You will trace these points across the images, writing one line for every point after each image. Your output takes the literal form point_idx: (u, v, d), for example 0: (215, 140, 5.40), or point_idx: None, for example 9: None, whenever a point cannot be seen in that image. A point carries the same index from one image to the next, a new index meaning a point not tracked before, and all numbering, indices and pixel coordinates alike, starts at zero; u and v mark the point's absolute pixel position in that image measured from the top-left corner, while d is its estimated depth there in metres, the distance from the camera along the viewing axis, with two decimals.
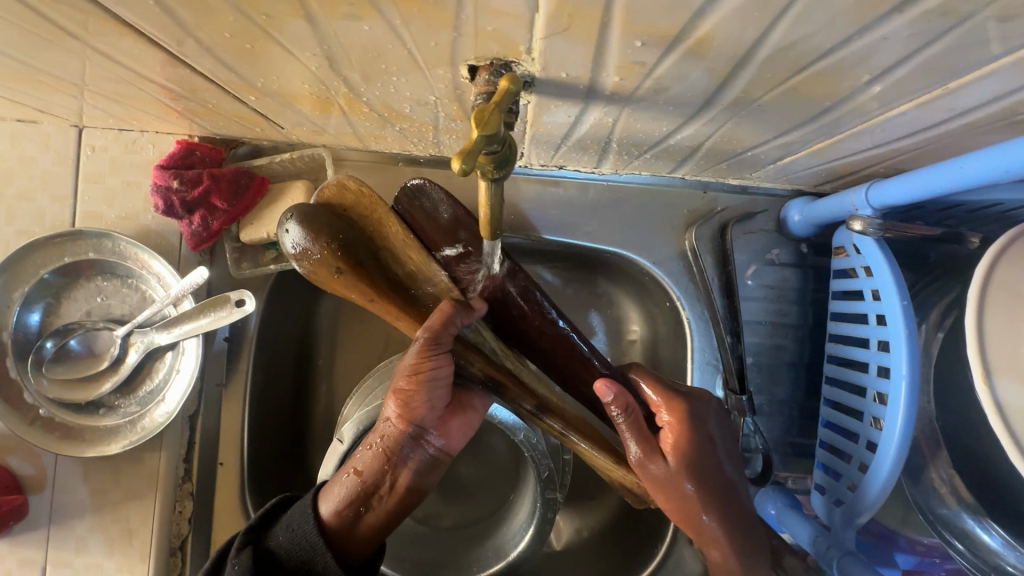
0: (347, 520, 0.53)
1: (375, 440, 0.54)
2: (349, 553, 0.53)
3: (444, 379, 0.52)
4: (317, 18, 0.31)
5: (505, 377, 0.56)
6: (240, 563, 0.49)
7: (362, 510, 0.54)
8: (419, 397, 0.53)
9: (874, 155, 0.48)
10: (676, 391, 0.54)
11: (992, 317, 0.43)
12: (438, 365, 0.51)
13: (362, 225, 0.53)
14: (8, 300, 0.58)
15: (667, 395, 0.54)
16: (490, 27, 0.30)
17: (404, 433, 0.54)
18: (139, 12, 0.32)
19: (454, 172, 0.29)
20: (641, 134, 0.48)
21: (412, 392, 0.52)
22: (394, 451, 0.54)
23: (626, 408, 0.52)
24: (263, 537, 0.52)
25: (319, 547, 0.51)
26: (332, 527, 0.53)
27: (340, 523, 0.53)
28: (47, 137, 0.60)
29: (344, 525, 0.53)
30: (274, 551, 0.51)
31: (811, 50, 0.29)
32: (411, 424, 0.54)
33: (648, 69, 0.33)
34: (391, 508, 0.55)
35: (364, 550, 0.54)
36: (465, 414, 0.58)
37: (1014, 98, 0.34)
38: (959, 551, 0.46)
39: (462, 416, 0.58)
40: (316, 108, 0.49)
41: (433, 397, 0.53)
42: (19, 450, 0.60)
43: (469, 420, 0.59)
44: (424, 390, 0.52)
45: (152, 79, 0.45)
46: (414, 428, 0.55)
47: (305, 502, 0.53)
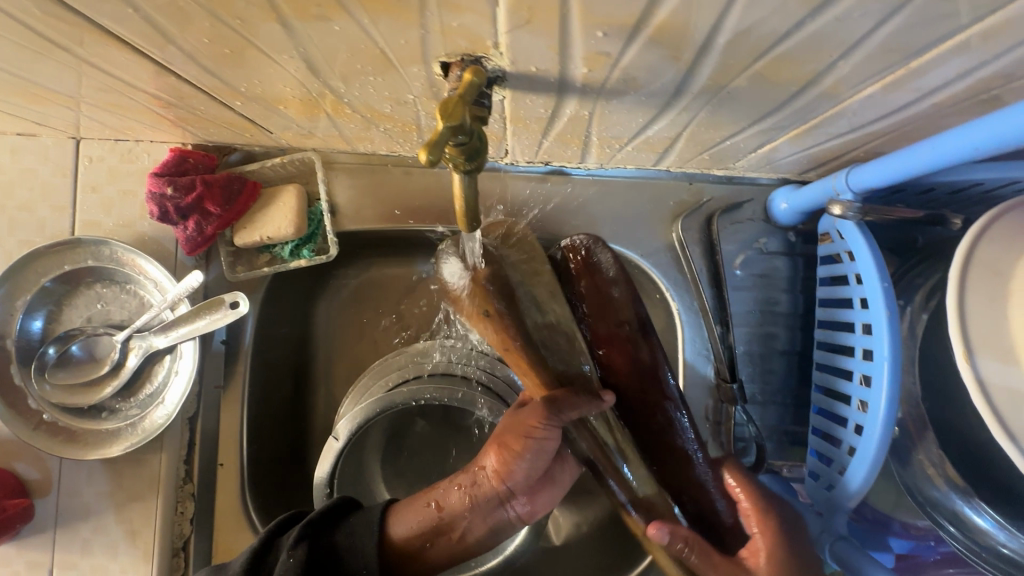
0: (411, 550, 0.53)
1: (467, 484, 0.55)
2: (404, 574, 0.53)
3: (550, 451, 0.54)
4: (290, 21, 0.32)
5: (603, 458, 0.58)
6: (297, 556, 0.48)
7: (429, 545, 0.54)
8: (521, 463, 0.53)
9: (851, 140, 0.48)
10: (769, 497, 0.52)
11: (974, 294, 0.43)
12: (548, 437, 0.53)
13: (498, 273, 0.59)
14: (11, 308, 0.59)
15: (763, 504, 0.52)
16: (455, 24, 0.31)
17: (498, 492, 0.54)
18: (121, 22, 0.34)
19: (423, 164, 0.30)
20: (620, 127, 0.48)
21: (518, 454, 0.52)
22: (484, 504, 0.54)
23: (690, 540, 0.51)
24: (321, 533, 0.51)
25: (377, 564, 0.50)
26: (398, 548, 0.53)
27: (405, 549, 0.53)
28: (45, 149, 0.62)
29: (408, 550, 0.53)
30: (334, 549, 0.50)
31: (768, 34, 0.30)
32: (506, 487, 0.54)
33: (614, 59, 0.34)
34: (452, 550, 0.55)
35: None
36: (553, 487, 0.58)
37: (978, 75, 0.35)
38: (951, 533, 0.46)
39: (548, 490, 0.58)
40: (302, 111, 0.50)
41: (536, 467, 0.54)
42: (24, 455, 0.61)
43: (557, 492, 0.58)
44: (529, 458, 0.53)
45: (142, 88, 0.47)
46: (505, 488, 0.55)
47: (372, 516, 0.53)
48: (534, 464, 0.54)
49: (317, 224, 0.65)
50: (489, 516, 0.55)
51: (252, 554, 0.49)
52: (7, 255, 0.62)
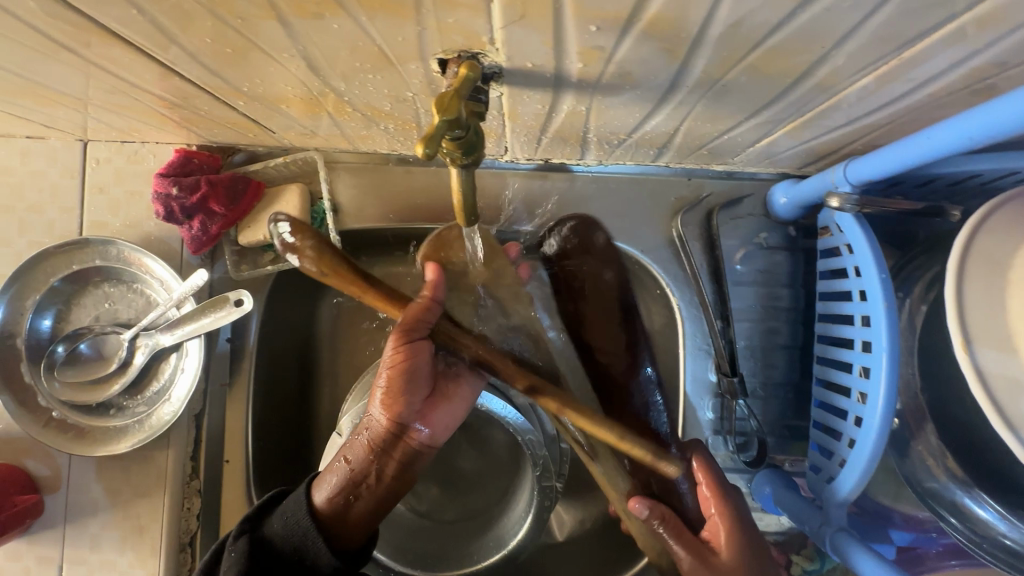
0: (339, 507, 0.53)
1: (361, 434, 0.54)
2: (342, 538, 0.54)
3: (424, 362, 0.54)
4: (289, 19, 0.33)
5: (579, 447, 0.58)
6: (238, 550, 0.51)
7: (352, 499, 0.54)
8: (398, 388, 0.54)
9: (848, 133, 0.48)
10: (720, 480, 0.55)
11: (970, 286, 0.43)
12: (412, 353, 0.53)
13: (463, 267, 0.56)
14: (22, 308, 0.60)
15: (716, 487, 0.54)
16: (450, 20, 0.31)
17: (392, 425, 0.55)
18: (126, 23, 0.35)
19: (420, 157, 0.30)
20: (617, 123, 0.49)
21: (390, 382, 0.53)
22: (382, 443, 0.54)
23: (663, 517, 0.54)
24: (259, 524, 0.54)
25: (309, 533, 0.52)
26: (325, 511, 0.53)
27: (332, 510, 0.53)
28: (54, 151, 0.63)
29: (336, 511, 0.53)
30: (268, 536, 0.52)
31: (759, 26, 0.31)
32: (396, 414, 0.54)
33: (609, 53, 0.35)
34: (378, 499, 0.54)
35: (356, 538, 0.55)
36: (450, 403, 0.58)
37: (971, 64, 0.35)
38: (952, 524, 0.46)
39: (446, 405, 0.58)
40: (303, 111, 0.51)
41: (417, 385, 0.55)
42: (34, 452, 0.63)
43: (454, 407, 0.59)
44: (399, 380, 0.53)
45: (147, 89, 0.47)
46: (399, 420, 0.55)
47: (298, 492, 0.54)
48: (411, 384, 0.54)
49: (320, 223, 0.65)
50: (395, 448, 0.55)
51: (211, 553, 0.53)
52: (17, 255, 0.63)
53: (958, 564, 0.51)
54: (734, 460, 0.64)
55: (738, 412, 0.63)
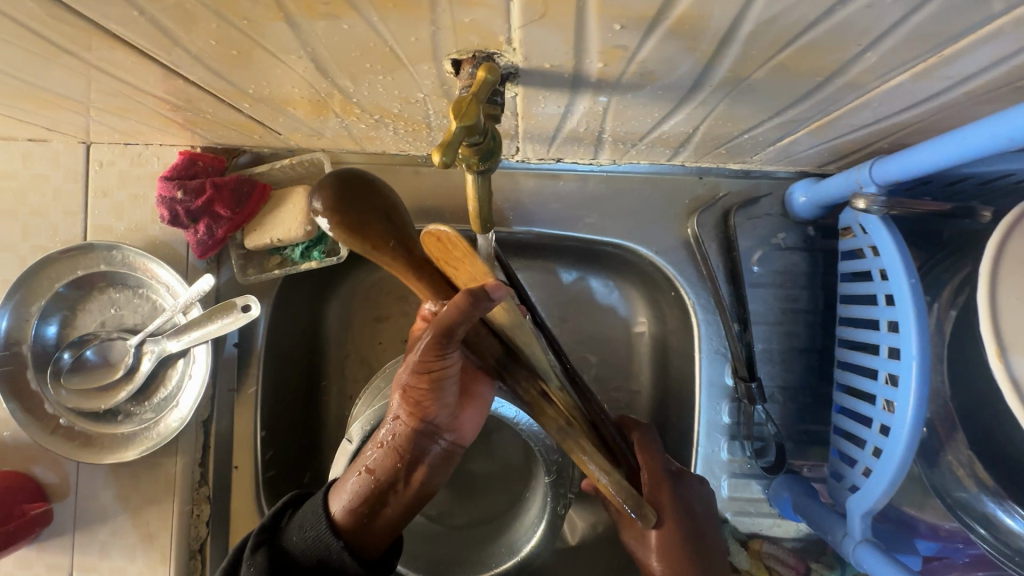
0: (362, 519, 0.52)
1: (386, 437, 0.53)
2: (366, 545, 0.53)
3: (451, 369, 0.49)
4: (297, 20, 0.31)
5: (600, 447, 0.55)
6: (255, 565, 0.50)
7: (378, 506, 0.53)
8: (428, 397, 0.51)
9: (875, 131, 0.46)
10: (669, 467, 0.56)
11: (1005, 290, 0.41)
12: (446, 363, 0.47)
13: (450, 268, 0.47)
14: (27, 314, 0.60)
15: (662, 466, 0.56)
16: (466, 19, 0.30)
17: (417, 430, 0.53)
18: (128, 25, 0.33)
19: (436, 166, 0.29)
20: (634, 123, 0.47)
21: (422, 389, 0.50)
22: (410, 446, 0.53)
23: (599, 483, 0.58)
24: (276, 536, 0.53)
25: (333, 546, 0.51)
26: (344, 522, 0.52)
27: (354, 522, 0.52)
28: (57, 154, 0.62)
29: (358, 520, 0.52)
30: (288, 551, 0.52)
31: (793, 23, 0.29)
32: (422, 421, 0.52)
33: (631, 53, 0.33)
34: (406, 503, 0.54)
35: (378, 544, 0.54)
36: (475, 404, 0.57)
37: (1015, 61, 0.33)
38: (980, 534, 0.45)
39: (473, 407, 0.57)
40: (310, 112, 0.49)
41: (447, 392, 0.51)
42: (42, 459, 0.62)
43: (481, 410, 0.57)
44: (435, 388, 0.50)
45: (150, 92, 0.46)
46: (424, 426, 0.53)
47: (315, 502, 0.53)
48: (441, 392, 0.50)
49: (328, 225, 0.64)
50: (424, 451, 0.53)
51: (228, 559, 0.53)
52: (21, 260, 0.62)
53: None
54: (751, 466, 0.63)
55: (755, 416, 0.62)
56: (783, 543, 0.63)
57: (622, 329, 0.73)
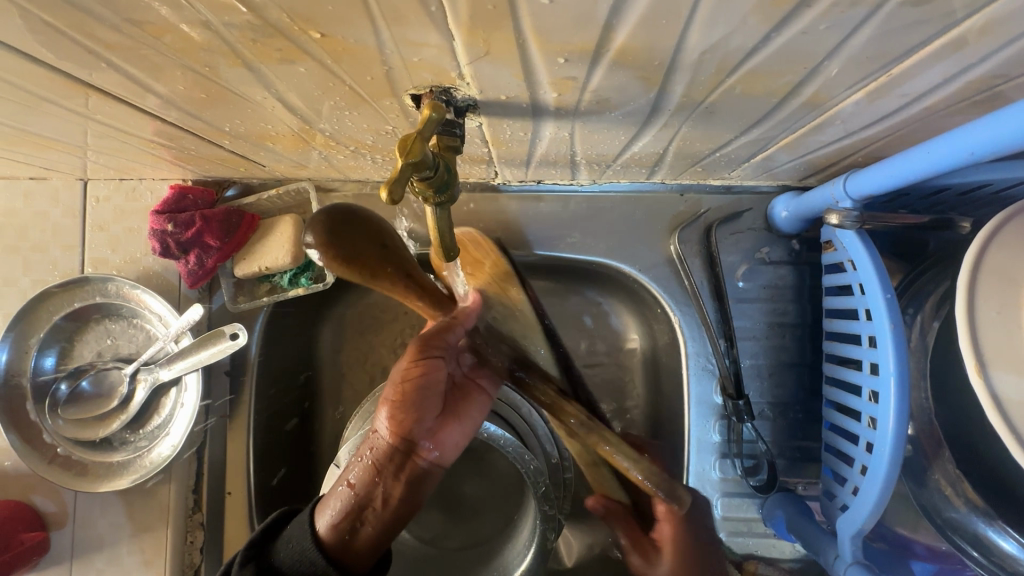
0: (343, 537, 0.50)
1: (367, 452, 0.52)
2: (350, 566, 0.51)
3: (433, 380, 0.53)
4: (255, 64, 0.32)
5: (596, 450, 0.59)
6: None
7: (358, 524, 0.51)
8: (408, 408, 0.52)
9: (846, 146, 0.46)
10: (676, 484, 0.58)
11: (982, 302, 0.41)
12: (425, 370, 0.52)
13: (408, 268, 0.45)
14: (26, 346, 0.62)
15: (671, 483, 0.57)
16: (415, 58, 0.31)
17: (398, 446, 0.53)
18: (100, 75, 0.35)
19: (386, 201, 0.30)
20: (604, 145, 0.47)
21: (401, 401, 0.52)
22: (390, 461, 0.52)
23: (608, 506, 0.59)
24: (265, 552, 0.51)
25: (319, 565, 0.49)
26: (329, 540, 0.50)
27: (335, 540, 0.50)
28: (56, 192, 0.65)
29: (339, 538, 0.50)
30: (276, 566, 0.49)
31: (734, 51, 0.29)
32: (403, 435, 0.53)
33: (582, 83, 0.34)
34: (385, 522, 0.52)
35: (361, 567, 0.51)
36: (458, 422, 0.56)
37: (968, 77, 0.33)
38: (975, 558, 0.43)
39: (456, 425, 0.56)
40: (288, 145, 0.51)
41: (425, 404, 0.53)
42: (41, 488, 0.63)
43: (463, 429, 0.57)
44: (412, 399, 0.52)
45: (135, 133, 0.48)
46: (406, 441, 0.53)
47: (303, 519, 0.51)
48: (420, 403, 0.53)
49: (315, 253, 0.65)
50: (405, 467, 0.53)
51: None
52: (22, 294, 0.65)
53: None
54: (744, 484, 0.62)
55: (744, 433, 0.61)
56: (779, 564, 0.61)
57: (612, 347, 0.72)
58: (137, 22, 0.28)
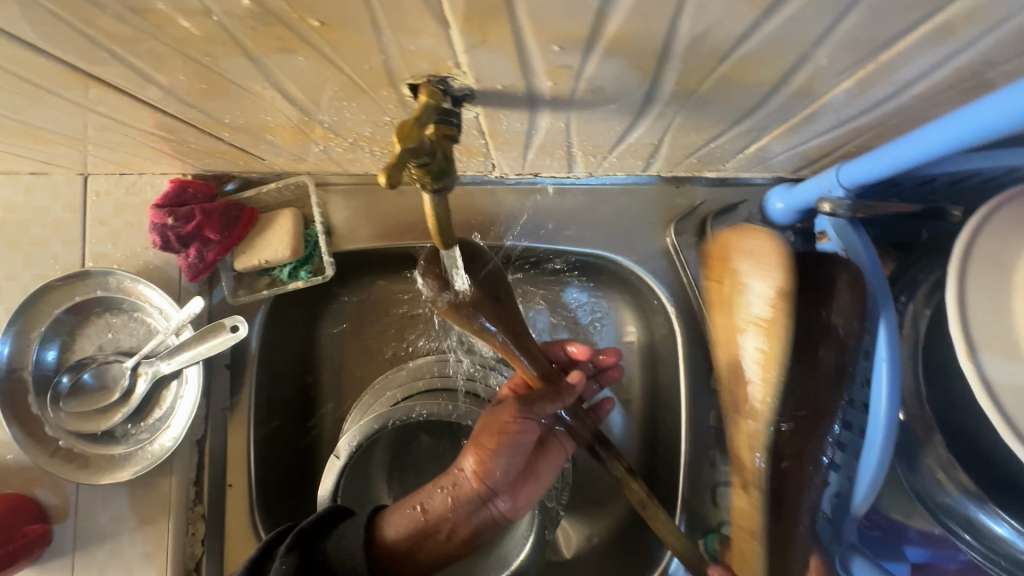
0: (401, 552, 0.53)
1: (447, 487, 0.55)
2: None
3: (525, 441, 0.56)
4: (255, 54, 0.33)
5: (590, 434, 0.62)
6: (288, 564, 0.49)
7: (419, 547, 0.54)
8: (499, 457, 0.55)
9: (838, 135, 0.47)
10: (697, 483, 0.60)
11: (974, 288, 0.41)
12: (522, 428, 0.56)
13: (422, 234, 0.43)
14: (28, 339, 0.62)
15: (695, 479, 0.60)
16: (412, 47, 0.31)
17: (479, 492, 0.55)
18: (101, 66, 0.35)
19: (384, 185, 0.30)
20: (600, 136, 0.48)
21: (495, 449, 0.55)
22: (467, 503, 0.54)
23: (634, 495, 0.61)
24: (314, 544, 0.51)
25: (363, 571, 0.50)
26: (388, 551, 0.53)
27: (393, 553, 0.53)
28: (56, 186, 0.65)
29: (397, 553, 0.53)
30: (321, 559, 0.50)
31: (725, 38, 0.30)
32: (486, 483, 0.55)
33: (577, 71, 0.34)
34: (442, 553, 0.55)
35: None
36: (534, 482, 0.60)
37: (954, 63, 0.34)
38: (966, 541, 0.44)
39: (533, 483, 0.60)
40: (288, 137, 0.51)
41: (512, 458, 0.56)
42: (43, 481, 0.64)
43: (535, 489, 0.60)
44: (504, 450, 0.55)
45: (136, 125, 0.48)
46: (487, 489, 0.55)
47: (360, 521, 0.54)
48: (509, 453, 0.55)
49: (314, 246, 0.66)
50: (476, 513, 0.55)
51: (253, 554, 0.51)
52: (23, 288, 0.65)
53: None
54: None
55: None
56: None
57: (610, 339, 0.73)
58: (139, 10, 0.29)
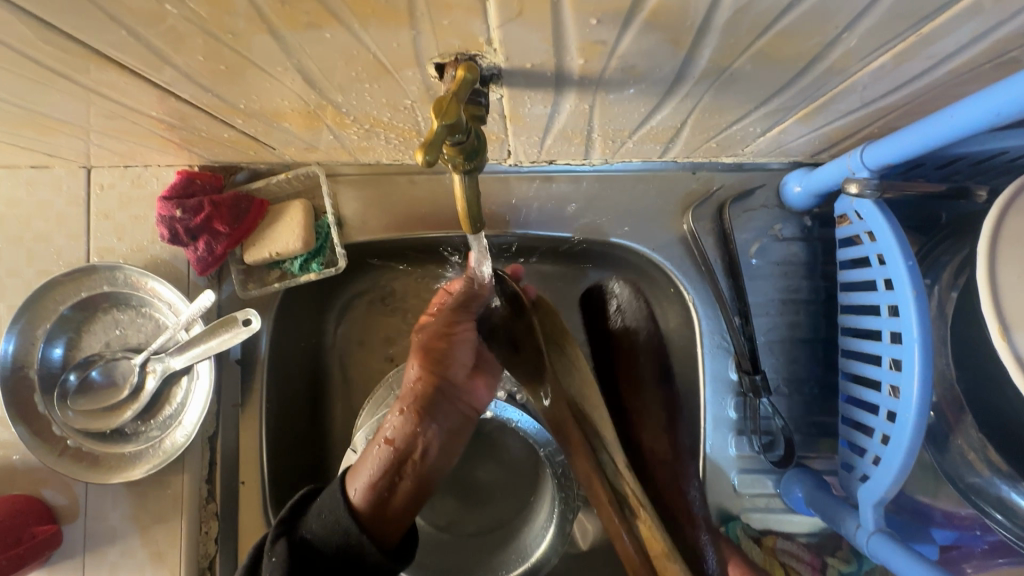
0: (382, 494, 0.54)
1: (405, 406, 0.59)
2: (387, 525, 0.54)
3: (468, 335, 0.62)
4: (281, 31, 0.32)
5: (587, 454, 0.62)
6: (278, 554, 0.49)
7: (396, 480, 0.55)
8: (446, 359, 0.61)
9: (862, 117, 0.47)
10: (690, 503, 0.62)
11: (1005, 268, 0.41)
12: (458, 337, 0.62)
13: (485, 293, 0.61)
14: (33, 337, 0.60)
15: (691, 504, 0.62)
16: (445, 22, 0.30)
17: (435, 394, 0.60)
18: (118, 46, 0.34)
19: (420, 164, 0.29)
20: (622, 119, 0.47)
21: (444, 351, 0.61)
22: (425, 411, 0.59)
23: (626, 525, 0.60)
24: (296, 526, 0.52)
25: (353, 531, 0.51)
26: (366, 510, 0.53)
27: (374, 499, 0.53)
28: (58, 180, 0.63)
29: (376, 499, 0.54)
30: (308, 538, 0.51)
31: (768, 9, 0.29)
32: (439, 383, 0.61)
33: (611, 47, 0.33)
34: (422, 473, 0.58)
35: (399, 529, 0.54)
36: (487, 371, 0.63)
37: (993, 37, 0.33)
38: (998, 521, 0.44)
39: (488, 380, 0.63)
40: (302, 124, 0.50)
41: (456, 354, 0.62)
42: (51, 482, 0.62)
43: (491, 379, 0.63)
44: (451, 350, 0.62)
45: (145, 112, 0.47)
46: (441, 389, 0.61)
47: (333, 488, 0.54)
48: (450, 351, 0.61)
49: (325, 238, 0.64)
50: (440, 418, 0.60)
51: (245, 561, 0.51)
52: (26, 285, 0.64)
53: (1007, 563, 0.48)
54: (761, 460, 0.62)
55: (761, 410, 0.61)
56: (797, 538, 0.61)
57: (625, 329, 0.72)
58: None
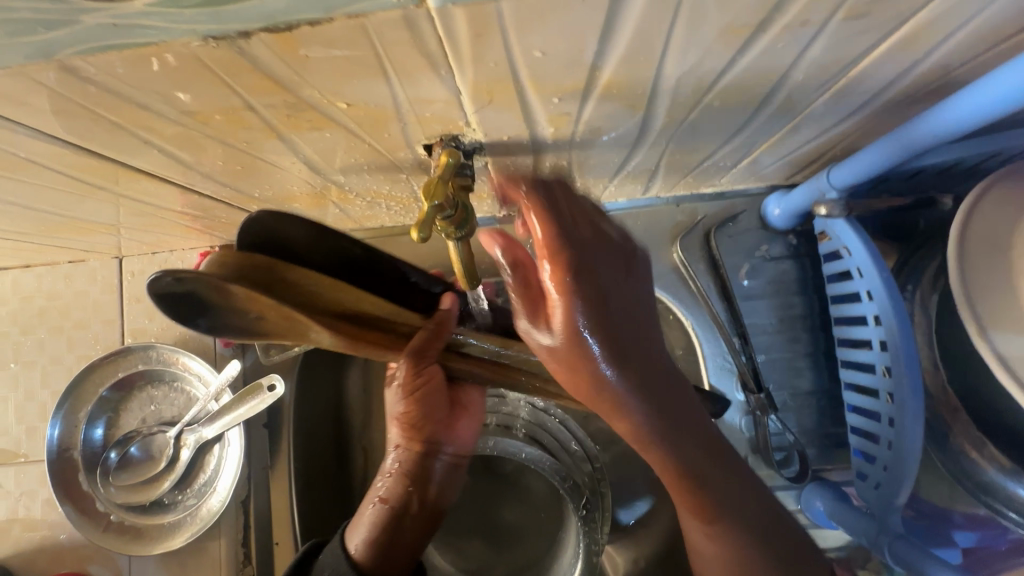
0: (382, 547, 0.53)
1: (393, 466, 0.56)
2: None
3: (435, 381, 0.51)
4: (287, 136, 0.37)
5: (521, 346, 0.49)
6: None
7: (396, 533, 0.54)
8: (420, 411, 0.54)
9: (822, 143, 0.50)
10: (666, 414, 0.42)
11: (975, 271, 0.43)
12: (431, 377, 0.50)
13: (286, 291, 0.39)
14: (76, 419, 0.65)
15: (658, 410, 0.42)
16: (427, 113, 0.35)
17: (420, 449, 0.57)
18: (149, 161, 0.39)
19: (415, 241, 0.33)
20: (599, 168, 0.51)
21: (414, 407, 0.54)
22: (415, 472, 0.57)
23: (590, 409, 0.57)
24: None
25: None
26: (368, 561, 0.52)
27: (374, 554, 0.52)
28: (94, 271, 0.69)
29: (378, 552, 0.53)
30: None
31: (706, 73, 0.33)
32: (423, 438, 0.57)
33: (575, 116, 0.38)
34: (423, 521, 0.57)
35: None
36: (467, 413, 0.61)
37: (918, 70, 0.37)
38: (1014, 520, 0.45)
39: (466, 420, 0.61)
40: (310, 202, 0.55)
41: (432, 404, 0.55)
42: (97, 557, 0.65)
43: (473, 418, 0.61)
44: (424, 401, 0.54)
45: (171, 207, 0.52)
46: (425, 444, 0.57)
47: (336, 544, 0.54)
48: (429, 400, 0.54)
49: None
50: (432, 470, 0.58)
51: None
52: (68, 370, 0.69)
53: None
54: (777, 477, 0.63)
55: (770, 426, 0.62)
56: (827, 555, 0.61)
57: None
58: (189, 112, 0.32)
